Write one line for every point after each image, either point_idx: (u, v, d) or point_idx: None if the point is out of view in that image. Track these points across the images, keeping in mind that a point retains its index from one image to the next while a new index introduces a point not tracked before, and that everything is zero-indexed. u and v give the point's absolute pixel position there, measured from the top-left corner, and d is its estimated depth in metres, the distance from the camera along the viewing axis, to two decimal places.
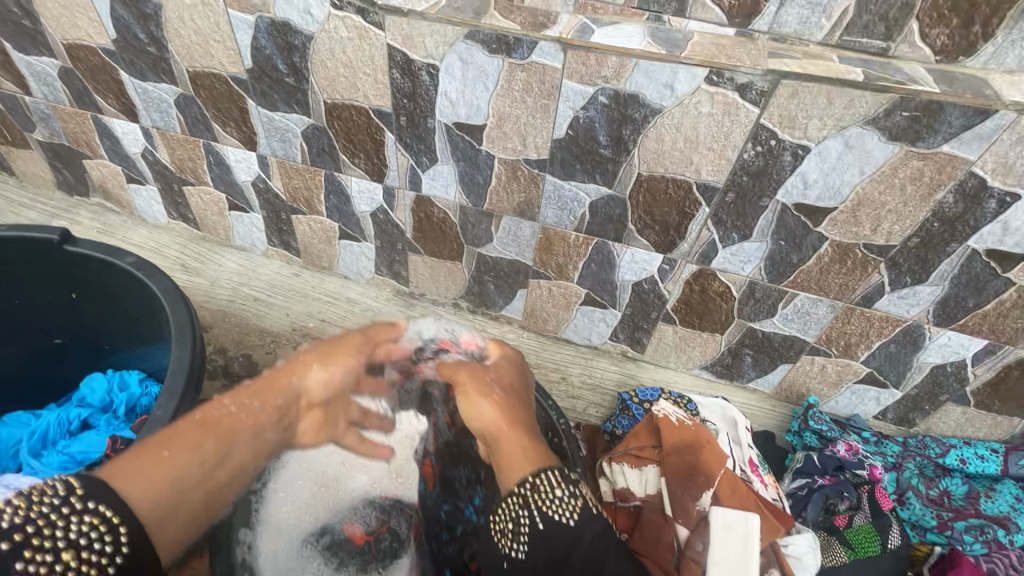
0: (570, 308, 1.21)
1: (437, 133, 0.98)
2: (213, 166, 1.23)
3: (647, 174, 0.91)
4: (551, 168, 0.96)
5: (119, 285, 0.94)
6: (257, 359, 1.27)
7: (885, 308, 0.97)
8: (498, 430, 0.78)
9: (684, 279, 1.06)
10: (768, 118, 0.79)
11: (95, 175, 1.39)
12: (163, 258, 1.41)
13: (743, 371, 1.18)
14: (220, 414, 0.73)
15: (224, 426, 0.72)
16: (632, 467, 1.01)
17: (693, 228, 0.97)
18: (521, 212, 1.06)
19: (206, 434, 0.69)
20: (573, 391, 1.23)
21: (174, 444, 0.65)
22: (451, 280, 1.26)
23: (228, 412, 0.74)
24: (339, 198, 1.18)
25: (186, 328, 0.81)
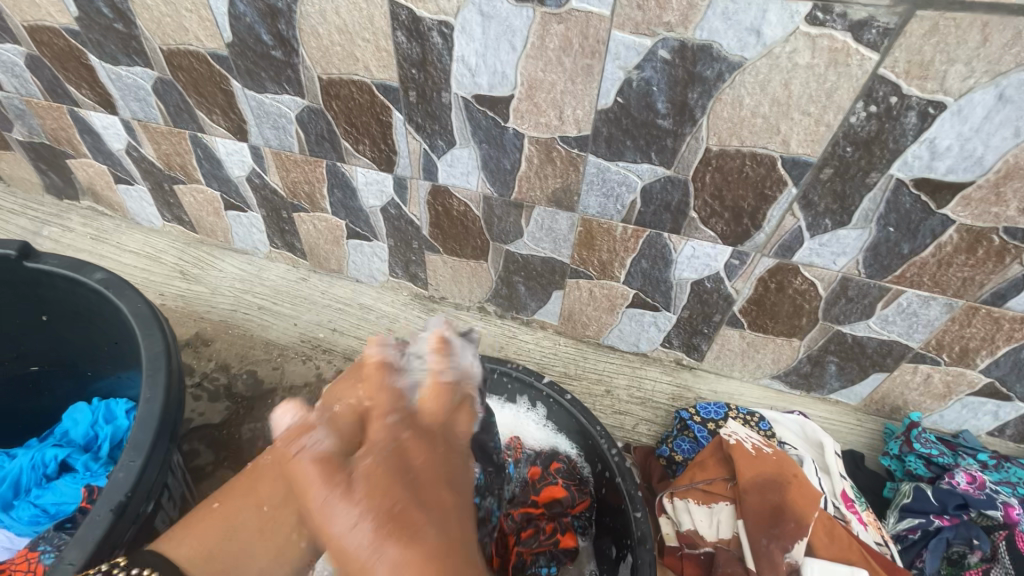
0: (615, 312, 1.04)
1: (454, 109, 0.81)
2: (203, 161, 1.08)
3: (718, 149, 0.73)
4: (594, 146, 0.78)
5: (90, 306, 0.80)
6: (262, 376, 1.12)
7: (1022, 308, 0.77)
8: (370, 573, 0.39)
9: (757, 275, 0.87)
10: (890, 66, 0.59)
11: (82, 176, 1.26)
12: (159, 265, 1.28)
13: (825, 380, 0.99)
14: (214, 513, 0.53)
15: (226, 525, 0.52)
16: (702, 504, 0.83)
17: (775, 215, 0.78)
18: (557, 201, 0.88)
19: (227, 534, 0.51)
20: (620, 407, 1.06)
21: (226, 499, 0.54)
22: (476, 282, 1.10)
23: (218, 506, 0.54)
24: (343, 193, 1.02)
25: (160, 358, 0.66)
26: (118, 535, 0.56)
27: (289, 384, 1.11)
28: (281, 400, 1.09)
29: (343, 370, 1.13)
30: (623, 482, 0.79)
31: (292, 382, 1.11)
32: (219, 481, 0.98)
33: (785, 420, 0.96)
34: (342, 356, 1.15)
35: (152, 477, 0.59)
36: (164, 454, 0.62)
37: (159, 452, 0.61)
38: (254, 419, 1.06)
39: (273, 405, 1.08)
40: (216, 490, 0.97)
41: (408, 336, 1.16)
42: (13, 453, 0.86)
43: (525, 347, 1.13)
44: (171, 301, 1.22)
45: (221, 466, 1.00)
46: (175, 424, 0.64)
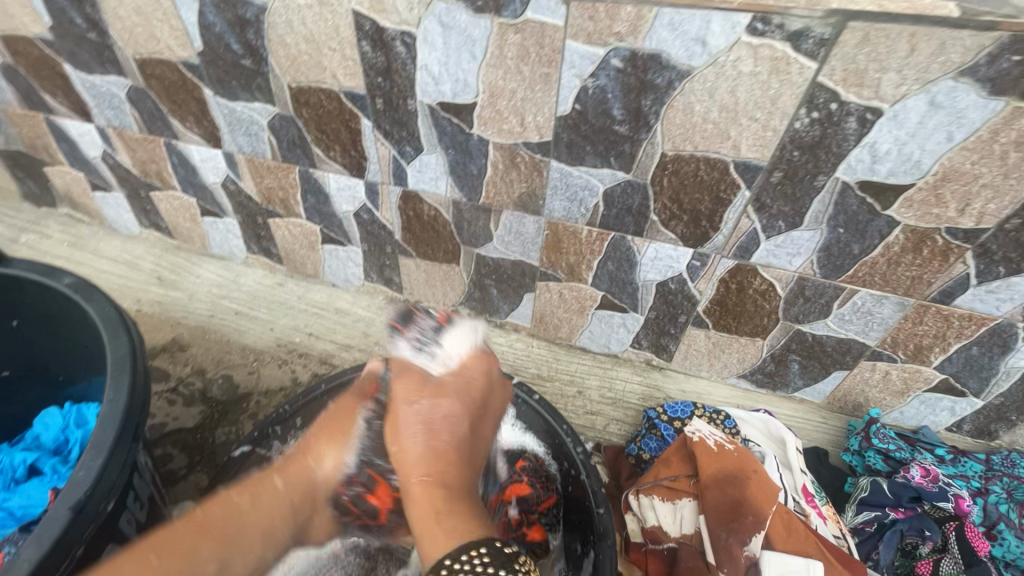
0: (585, 313, 1.06)
1: (420, 116, 0.83)
2: (178, 168, 1.10)
3: (674, 153, 0.75)
4: (555, 151, 0.81)
5: (60, 310, 0.81)
6: (237, 381, 1.12)
7: (969, 305, 0.80)
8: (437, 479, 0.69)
9: (719, 276, 0.90)
10: (828, 74, 0.62)
11: (59, 183, 1.27)
12: (137, 271, 1.28)
13: (789, 379, 1.02)
14: (230, 510, 0.69)
15: (228, 521, 0.67)
16: (666, 501, 0.85)
17: (731, 217, 0.80)
18: (523, 205, 0.91)
19: (203, 535, 0.64)
20: (591, 407, 1.08)
21: (166, 546, 0.62)
22: (449, 285, 1.12)
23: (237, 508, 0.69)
24: (317, 198, 1.04)
25: (126, 360, 0.68)
26: (77, 533, 0.57)
27: (264, 388, 1.12)
28: (256, 404, 1.09)
29: (319, 374, 1.14)
30: (588, 480, 0.81)
31: (267, 386, 1.12)
32: (192, 485, 0.98)
33: (750, 418, 0.99)
34: (318, 360, 1.15)
35: (114, 477, 0.60)
36: (127, 454, 0.63)
37: (123, 452, 0.62)
38: (228, 423, 1.06)
39: (247, 410, 1.08)
40: (188, 494, 0.98)
41: (383, 340, 1.17)
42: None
43: (499, 350, 1.15)
44: (147, 306, 1.22)
45: (194, 470, 1.00)
46: (139, 426, 0.65)
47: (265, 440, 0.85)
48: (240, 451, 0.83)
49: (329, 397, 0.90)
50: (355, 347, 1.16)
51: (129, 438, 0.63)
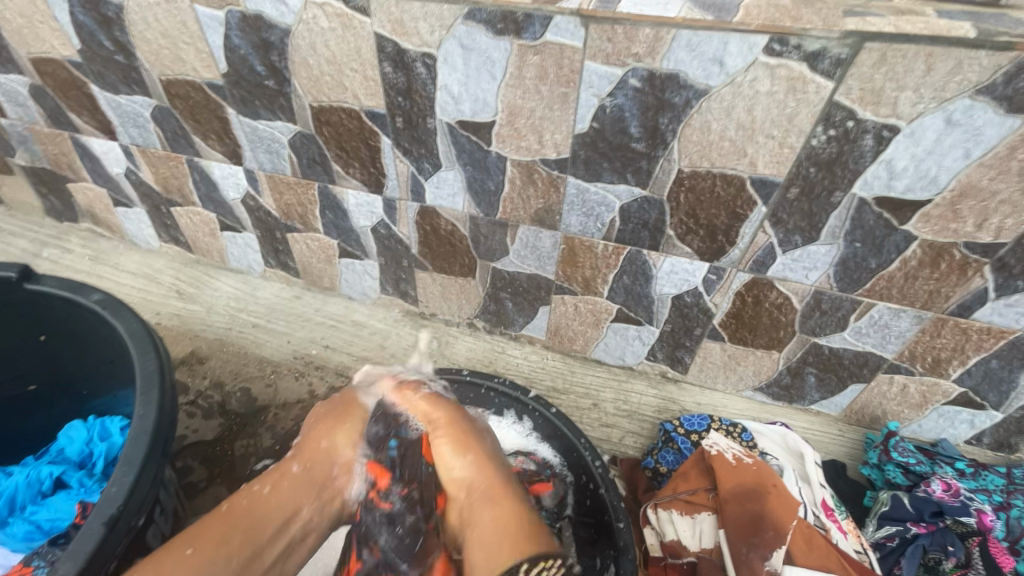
0: (600, 326, 1.06)
1: (439, 134, 0.85)
2: (199, 184, 1.12)
3: (690, 170, 0.76)
4: (573, 168, 0.82)
5: (88, 326, 0.83)
6: (256, 394, 1.13)
7: (987, 319, 0.80)
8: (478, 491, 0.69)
9: (735, 290, 0.90)
10: (845, 93, 0.63)
11: (82, 199, 1.30)
12: (156, 284, 1.30)
13: (806, 392, 1.02)
14: (253, 499, 0.68)
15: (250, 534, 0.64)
16: (685, 515, 0.85)
17: (748, 232, 0.81)
18: (540, 220, 0.92)
19: (231, 528, 0.63)
20: (607, 419, 1.08)
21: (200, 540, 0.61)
22: (464, 298, 1.13)
23: (261, 498, 0.68)
24: (335, 213, 1.06)
25: (154, 376, 0.69)
26: (110, 548, 0.58)
27: (282, 400, 1.13)
28: (274, 417, 1.10)
29: (335, 386, 1.15)
30: (607, 494, 0.81)
31: (285, 398, 1.13)
32: (212, 498, 0.99)
33: (767, 431, 0.99)
34: (334, 373, 1.17)
35: (143, 493, 0.61)
36: (156, 470, 0.64)
37: (152, 468, 0.63)
38: (248, 435, 1.07)
39: (266, 422, 1.09)
40: (208, 506, 0.98)
41: (399, 352, 1.18)
42: (9, 470, 0.88)
43: (514, 362, 1.15)
44: (166, 319, 1.24)
45: (213, 482, 1.01)
46: (167, 441, 0.66)
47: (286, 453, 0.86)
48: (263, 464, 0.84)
49: None
50: (371, 359, 1.17)
51: (158, 454, 0.64)
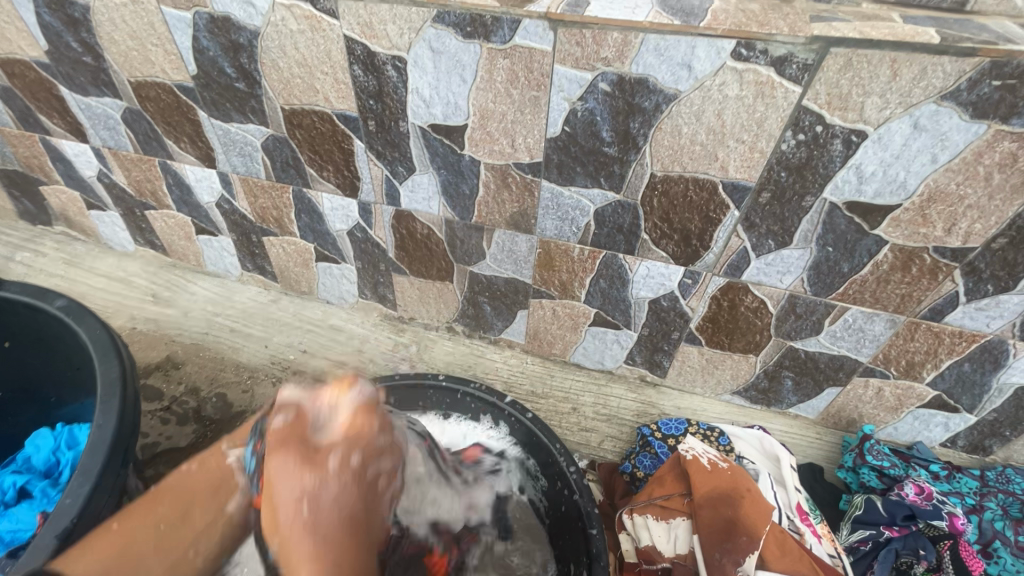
0: (579, 330, 1.06)
1: (411, 138, 0.84)
2: (173, 187, 1.10)
3: (663, 174, 0.76)
4: (546, 172, 0.81)
5: (52, 332, 0.81)
6: (231, 400, 1.12)
7: (959, 323, 0.80)
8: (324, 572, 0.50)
9: (710, 294, 0.90)
10: (813, 98, 0.63)
11: (55, 202, 1.28)
12: (132, 288, 1.28)
13: (783, 395, 1.02)
14: (182, 481, 0.62)
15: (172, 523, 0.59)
16: (660, 520, 0.85)
17: (721, 236, 0.81)
18: (516, 224, 0.91)
19: (158, 502, 0.60)
20: (586, 424, 1.08)
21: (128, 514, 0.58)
22: (443, 303, 1.12)
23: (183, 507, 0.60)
24: (311, 217, 1.05)
25: (115, 385, 0.68)
26: None
27: (258, 406, 1.11)
28: (250, 423, 1.09)
29: None
30: (581, 500, 0.80)
31: (262, 404, 1.11)
32: None
33: (745, 435, 0.98)
34: None
35: (100, 505, 0.60)
36: (116, 481, 0.63)
37: (111, 478, 0.62)
38: (222, 442, 1.06)
39: (241, 428, 1.08)
40: None
41: (378, 356, 1.17)
42: None
43: (493, 367, 1.15)
44: (141, 324, 1.22)
45: None
46: (128, 451, 0.65)
47: None
48: None
49: None
50: (350, 364, 1.16)
51: (117, 464, 0.63)
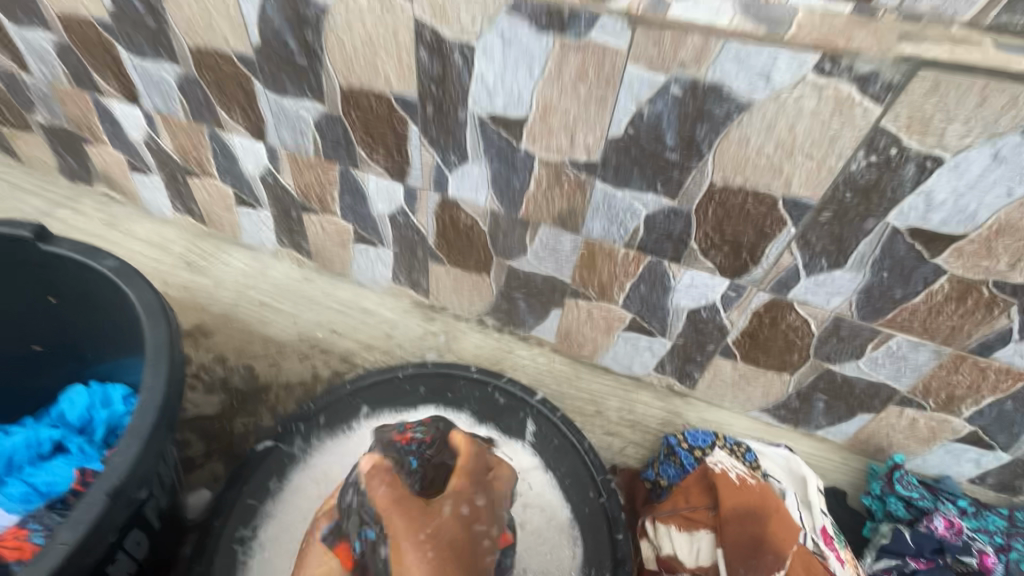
0: (611, 334, 1.05)
1: (469, 126, 0.83)
2: (219, 156, 1.10)
3: (723, 184, 0.75)
4: (601, 172, 0.81)
5: (98, 291, 0.82)
6: (259, 372, 1.13)
7: (1008, 359, 0.79)
8: None
9: (753, 308, 0.89)
10: (891, 119, 0.62)
11: (98, 161, 1.29)
12: (166, 254, 1.29)
13: (813, 417, 1.01)
14: None
15: None
16: (683, 531, 0.84)
17: (773, 251, 0.80)
18: (562, 221, 0.90)
19: None
20: (610, 428, 1.10)
21: None
22: (476, 294, 1.12)
23: None
24: (354, 198, 1.04)
25: (164, 348, 0.68)
26: (112, 520, 0.57)
27: (285, 381, 1.13)
28: (278, 397, 1.11)
29: (340, 372, 1.16)
30: (608, 505, 0.81)
31: (288, 379, 1.13)
32: (207, 474, 0.99)
33: (771, 453, 0.97)
34: (340, 358, 1.17)
35: (148, 466, 0.61)
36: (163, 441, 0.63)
37: (159, 439, 0.62)
38: (248, 413, 1.08)
39: (267, 402, 1.10)
40: (204, 482, 0.99)
41: (406, 343, 1.19)
42: (9, 429, 0.88)
43: (521, 363, 1.16)
44: (174, 290, 1.24)
45: (212, 458, 1.01)
46: (174, 414, 0.65)
47: (289, 436, 0.86)
48: (264, 445, 0.84)
49: (353, 397, 0.93)
50: (378, 348, 1.18)
51: (165, 426, 0.63)
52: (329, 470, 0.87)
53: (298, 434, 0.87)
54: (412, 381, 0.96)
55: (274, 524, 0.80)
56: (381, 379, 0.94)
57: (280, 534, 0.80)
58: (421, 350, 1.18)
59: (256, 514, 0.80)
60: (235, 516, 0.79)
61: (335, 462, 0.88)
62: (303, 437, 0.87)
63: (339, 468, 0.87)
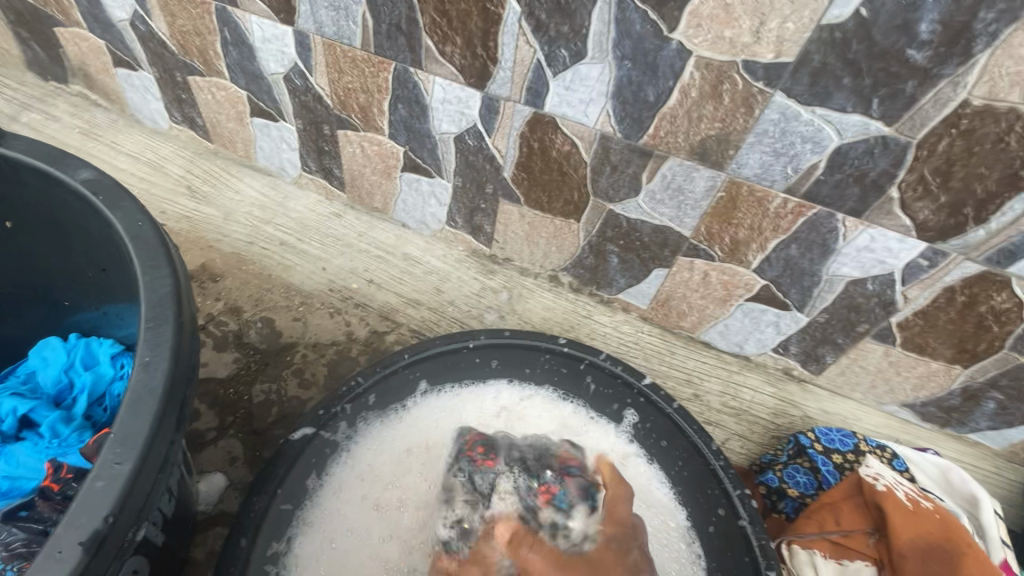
0: (727, 303, 0.84)
1: (599, 4, 0.58)
2: (230, 47, 0.84)
3: (981, 103, 0.52)
4: (788, 80, 0.56)
5: (70, 214, 0.58)
6: (281, 327, 0.92)
7: None
8: None
9: (946, 284, 0.67)
10: None
11: (72, 52, 1.01)
12: (162, 176, 1.04)
13: (972, 418, 0.82)
14: None
15: None
16: (832, 561, 0.66)
17: (1017, 206, 0.57)
18: (703, 152, 0.66)
19: None
20: (710, 416, 0.89)
21: None
22: (555, 245, 0.90)
23: None
24: (410, 110, 0.79)
25: (167, 305, 0.46)
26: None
27: (313, 339, 0.92)
28: (302, 359, 0.89)
29: (378, 331, 0.93)
30: (751, 529, 0.60)
31: (317, 337, 0.92)
32: (223, 455, 0.80)
33: (921, 461, 0.79)
34: (377, 315, 0.95)
35: (147, 486, 0.40)
36: (168, 446, 0.42)
37: (164, 443, 0.41)
38: (268, 377, 0.87)
39: (292, 365, 0.89)
40: (218, 465, 0.79)
41: (460, 300, 0.96)
42: None
43: (601, 331, 0.94)
44: (173, 221, 1.00)
45: (225, 434, 0.81)
46: (183, 403, 0.44)
47: (331, 421, 0.64)
48: (301, 433, 0.63)
49: (410, 371, 0.70)
50: (424, 304, 0.95)
51: (172, 423, 0.42)
52: (378, 466, 0.66)
53: (342, 417, 0.65)
54: (484, 353, 0.73)
55: (313, 533, 0.61)
56: (444, 350, 0.71)
57: (322, 549, 0.60)
58: (478, 312, 0.96)
59: (292, 522, 0.60)
60: (267, 528, 0.58)
61: (384, 452, 0.67)
62: (348, 421, 0.66)
63: (390, 461, 0.67)
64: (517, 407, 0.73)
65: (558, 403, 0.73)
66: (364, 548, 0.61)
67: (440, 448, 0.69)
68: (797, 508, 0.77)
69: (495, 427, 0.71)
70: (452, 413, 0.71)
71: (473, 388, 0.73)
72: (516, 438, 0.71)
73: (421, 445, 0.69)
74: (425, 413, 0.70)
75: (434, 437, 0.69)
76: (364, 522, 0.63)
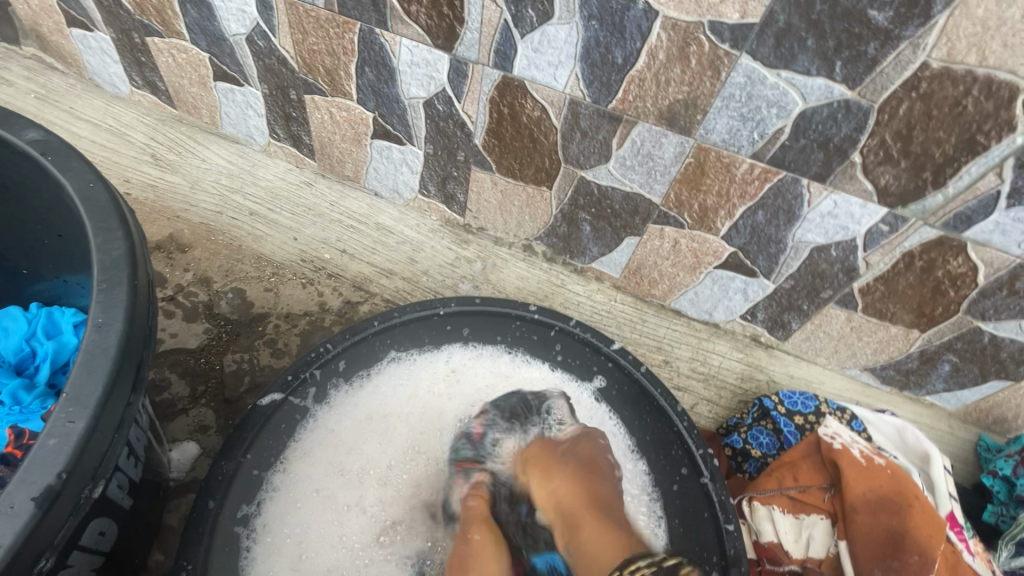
0: (697, 271, 0.85)
1: None
2: (188, 5, 0.80)
3: (940, 65, 0.52)
4: (754, 41, 0.56)
5: (21, 176, 0.56)
6: (252, 298, 0.91)
7: None
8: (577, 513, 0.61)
9: (905, 249, 0.69)
10: None
11: (22, 11, 0.96)
12: (125, 144, 1.01)
13: (928, 380, 0.85)
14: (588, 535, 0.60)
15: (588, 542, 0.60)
16: (789, 516, 0.70)
17: (973, 170, 0.58)
18: (671, 117, 0.66)
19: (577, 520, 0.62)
20: (679, 381, 0.92)
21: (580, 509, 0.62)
22: (528, 214, 0.90)
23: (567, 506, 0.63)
24: (377, 74, 0.77)
25: (121, 266, 0.45)
26: (49, 536, 0.37)
27: (285, 309, 0.91)
28: (274, 329, 0.89)
29: (351, 301, 0.93)
30: (712, 486, 0.62)
31: (289, 308, 0.91)
32: (196, 423, 0.80)
33: (878, 422, 0.82)
34: (351, 285, 0.94)
35: (103, 447, 0.40)
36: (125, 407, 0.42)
37: (119, 405, 0.41)
38: (240, 347, 0.86)
39: (264, 335, 0.88)
40: (190, 433, 0.79)
41: (433, 270, 0.96)
42: None
43: (574, 300, 0.95)
44: (138, 191, 0.98)
45: (197, 404, 0.81)
46: (140, 364, 0.44)
47: (300, 387, 0.64)
48: (270, 399, 0.62)
49: (381, 339, 0.70)
50: (398, 274, 0.95)
51: (129, 383, 0.42)
52: (341, 432, 0.67)
53: (311, 383, 0.66)
54: (455, 320, 0.73)
55: (282, 497, 0.61)
56: (414, 317, 0.71)
57: (291, 512, 0.61)
58: (451, 282, 0.96)
59: (261, 486, 0.60)
60: (237, 491, 0.59)
61: (346, 419, 0.67)
62: (318, 386, 0.66)
63: (350, 429, 0.67)
64: (463, 365, 0.73)
65: (501, 360, 0.74)
66: (329, 516, 0.62)
67: (396, 412, 0.70)
68: (759, 468, 0.80)
69: (441, 386, 0.72)
70: (407, 377, 0.72)
71: (426, 352, 0.73)
72: (462, 401, 0.72)
73: (375, 408, 0.69)
74: (382, 380, 0.70)
75: (387, 404, 0.70)
76: (333, 484, 0.64)
